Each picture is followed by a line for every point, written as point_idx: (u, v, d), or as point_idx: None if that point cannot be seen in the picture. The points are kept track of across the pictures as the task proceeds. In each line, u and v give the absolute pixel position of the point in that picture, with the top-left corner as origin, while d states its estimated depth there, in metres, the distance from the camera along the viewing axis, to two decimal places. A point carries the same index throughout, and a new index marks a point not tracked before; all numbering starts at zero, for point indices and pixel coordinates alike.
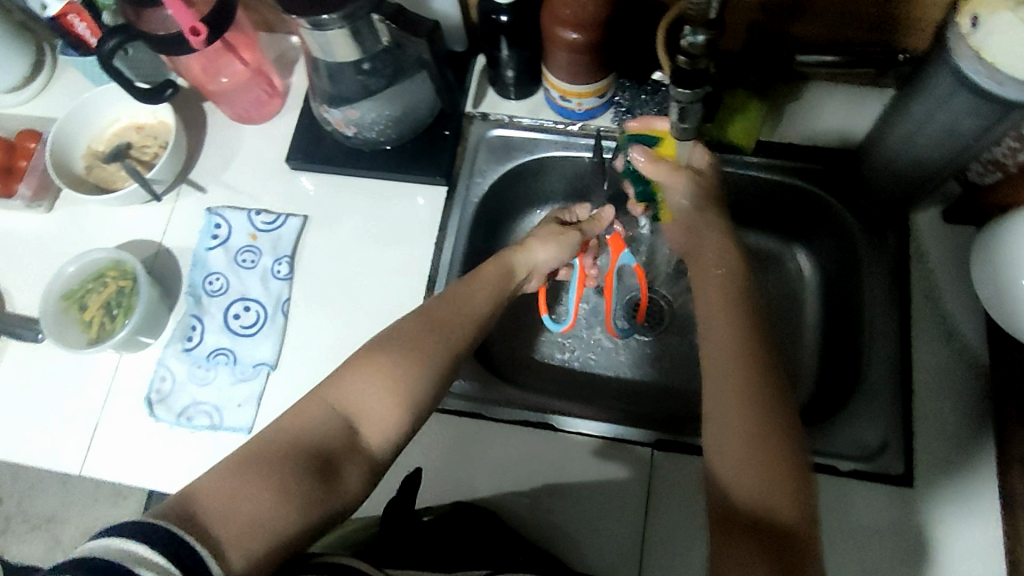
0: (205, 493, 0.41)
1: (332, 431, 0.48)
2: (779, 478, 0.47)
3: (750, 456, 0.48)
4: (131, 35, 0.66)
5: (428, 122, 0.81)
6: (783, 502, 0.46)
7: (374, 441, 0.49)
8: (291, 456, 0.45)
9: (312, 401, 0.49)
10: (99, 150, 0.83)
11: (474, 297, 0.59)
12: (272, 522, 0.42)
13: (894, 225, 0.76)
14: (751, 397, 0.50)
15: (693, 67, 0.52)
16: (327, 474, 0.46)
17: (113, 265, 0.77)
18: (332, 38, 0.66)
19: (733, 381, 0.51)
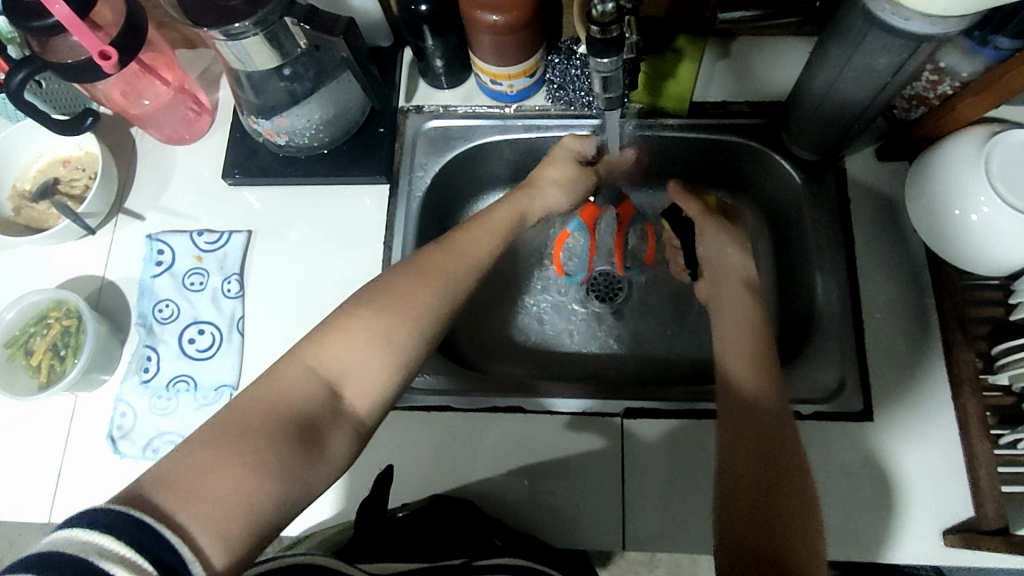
0: (176, 478, 0.40)
1: (314, 395, 0.47)
2: (773, 393, 0.61)
3: (752, 377, 0.62)
4: (37, 66, 0.64)
5: (361, 121, 0.80)
6: (775, 408, 0.59)
7: (359, 405, 0.49)
8: (270, 427, 0.44)
9: (293, 365, 0.48)
10: (25, 189, 0.80)
11: (473, 244, 0.61)
12: (251, 498, 0.41)
13: (830, 167, 0.79)
14: (760, 349, 0.65)
15: (606, 36, 0.51)
16: (315, 441, 0.45)
17: (55, 305, 0.75)
18: (248, 46, 0.64)
19: (747, 389, 0.61)
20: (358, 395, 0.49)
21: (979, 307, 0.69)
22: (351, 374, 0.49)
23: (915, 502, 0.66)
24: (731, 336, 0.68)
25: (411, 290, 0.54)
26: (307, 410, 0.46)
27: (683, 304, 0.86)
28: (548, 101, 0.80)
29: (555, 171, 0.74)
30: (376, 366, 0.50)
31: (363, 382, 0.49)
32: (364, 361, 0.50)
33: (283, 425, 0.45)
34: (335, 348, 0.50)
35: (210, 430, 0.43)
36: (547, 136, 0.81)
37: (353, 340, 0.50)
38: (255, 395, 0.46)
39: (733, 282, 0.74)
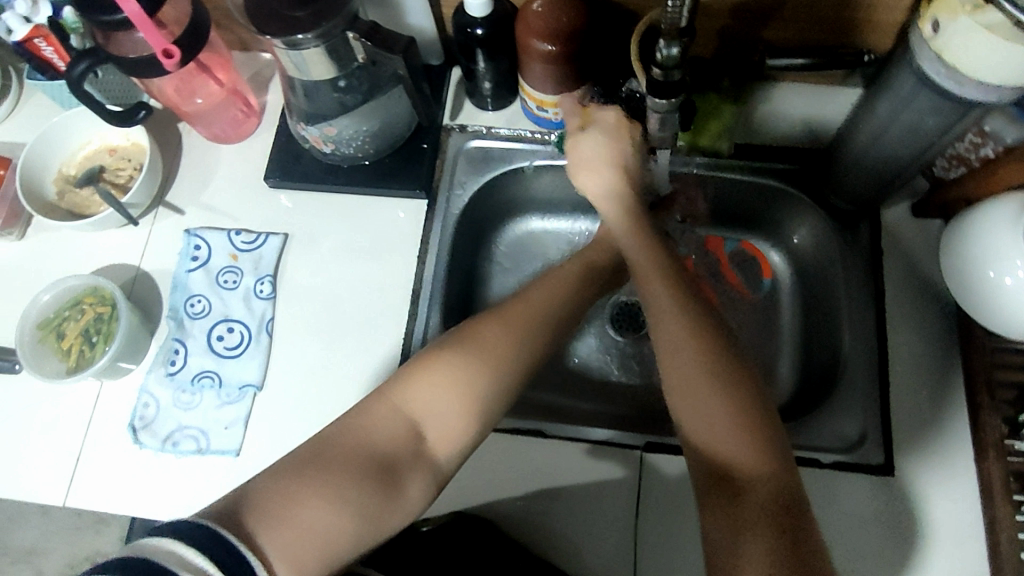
0: (257, 504, 0.46)
1: (401, 433, 0.53)
2: (748, 447, 0.51)
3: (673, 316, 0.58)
4: (100, 58, 0.66)
5: (406, 136, 0.81)
6: (768, 479, 0.50)
7: (439, 448, 0.54)
8: (350, 461, 0.50)
9: (381, 406, 0.53)
10: (70, 174, 0.81)
11: (542, 297, 0.63)
12: (330, 531, 0.47)
13: (867, 218, 0.79)
14: (723, 381, 0.53)
15: (667, 78, 0.54)
16: (392, 483, 0.51)
17: (90, 292, 0.76)
18: (308, 56, 0.66)
19: (671, 322, 0.57)
20: (439, 439, 0.54)
21: (1007, 371, 0.69)
22: (435, 418, 0.54)
23: (933, 562, 0.65)
24: (684, 359, 0.55)
25: (487, 336, 0.58)
26: (389, 451, 0.52)
27: None
28: None
29: None
30: (454, 412, 0.54)
31: (444, 428, 0.54)
32: (449, 408, 0.54)
33: (365, 466, 0.50)
34: (420, 390, 0.54)
35: (295, 462, 0.49)
36: None
37: (440, 382, 0.55)
38: (343, 432, 0.52)
39: (656, 291, 0.60)
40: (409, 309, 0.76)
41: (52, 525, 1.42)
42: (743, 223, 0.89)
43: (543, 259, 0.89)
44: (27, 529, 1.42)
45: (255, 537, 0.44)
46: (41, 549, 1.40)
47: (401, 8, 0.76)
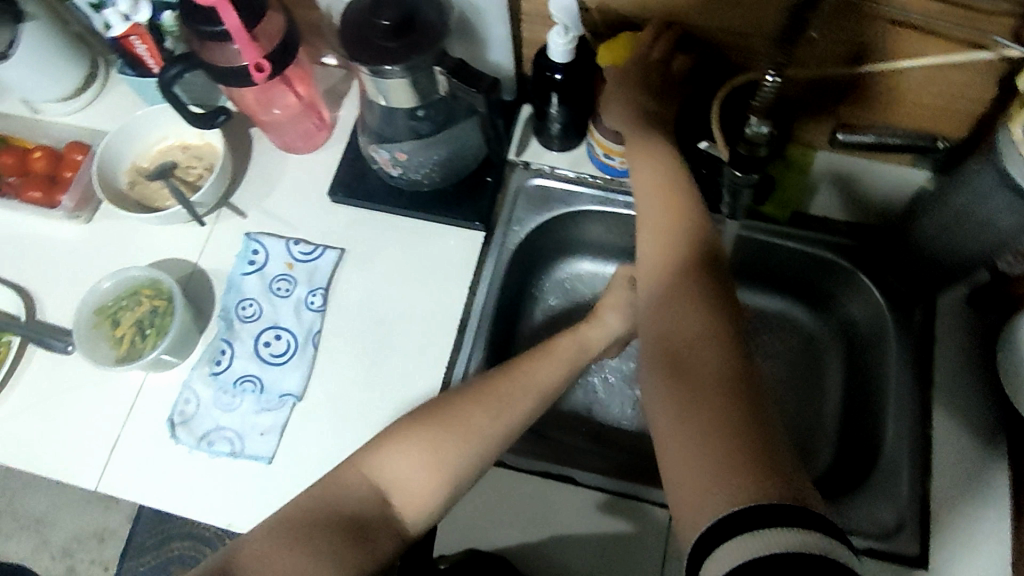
0: (248, 558, 0.50)
1: (370, 499, 0.53)
2: (696, 332, 0.53)
3: (653, 222, 0.63)
4: (192, 64, 0.69)
5: (472, 168, 0.82)
6: (705, 342, 0.52)
7: (408, 514, 0.53)
8: (319, 521, 0.52)
9: (350, 468, 0.54)
10: (143, 166, 0.84)
11: (535, 373, 0.62)
12: None
13: (924, 302, 0.77)
14: (688, 283, 0.57)
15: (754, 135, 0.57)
16: (363, 539, 0.51)
17: (149, 284, 0.77)
18: (392, 85, 0.67)
19: (653, 231, 0.63)
20: (407, 504, 0.53)
21: None
22: (400, 485, 0.54)
23: None
24: (657, 271, 0.60)
25: (469, 415, 0.57)
26: (358, 513, 0.52)
27: None
28: None
29: (612, 297, 0.71)
30: (427, 483, 0.54)
31: (414, 496, 0.54)
32: (416, 474, 0.54)
33: (342, 526, 0.51)
34: (390, 457, 0.54)
35: (276, 520, 0.52)
36: None
37: (406, 451, 0.55)
38: (322, 492, 0.53)
39: (645, 200, 0.65)
40: (454, 339, 0.76)
41: (63, 496, 1.43)
42: (789, 288, 0.89)
43: (588, 303, 0.89)
44: (37, 498, 1.44)
45: None
46: (49, 519, 1.42)
47: (484, 45, 0.78)
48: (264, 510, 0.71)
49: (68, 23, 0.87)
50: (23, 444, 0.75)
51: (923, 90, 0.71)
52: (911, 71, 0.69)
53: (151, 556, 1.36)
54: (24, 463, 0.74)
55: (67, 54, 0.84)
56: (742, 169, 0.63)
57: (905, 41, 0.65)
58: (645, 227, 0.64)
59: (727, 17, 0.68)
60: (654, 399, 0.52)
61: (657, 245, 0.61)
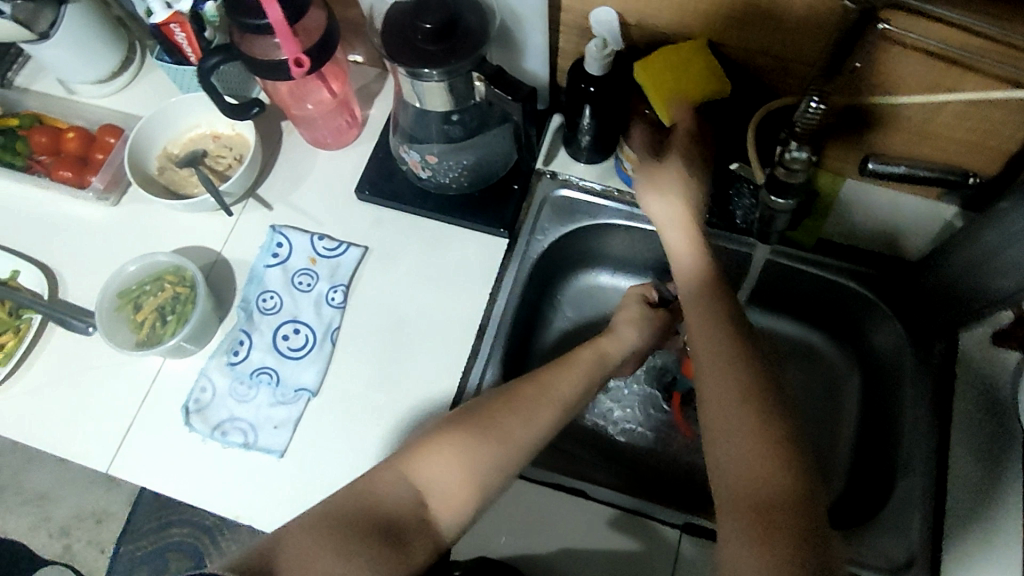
0: (288, 553, 0.48)
1: (406, 501, 0.53)
2: (776, 469, 0.49)
3: (707, 326, 0.58)
4: (232, 55, 0.70)
5: (501, 174, 0.82)
6: (782, 483, 0.48)
7: (442, 518, 0.54)
8: (356, 520, 0.51)
9: (392, 469, 0.54)
10: (173, 153, 0.84)
11: (561, 388, 0.61)
12: None
13: (946, 336, 0.76)
14: (756, 397, 0.52)
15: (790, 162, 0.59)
16: (397, 541, 0.51)
17: (173, 270, 0.78)
18: (429, 89, 0.68)
19: (706, 334, 0.58)
20: (442, 507, 0.54)
21: None
22: (439, 488, 0.54)
23: None
24: (715, 378, 0.54)
25: (499, 422, 0.58)
26: (396, 513, 0.52)
27: None
28: None
29: (629, 311, 0.73)
30: (461, 487, 0.55)
31: (449, 498, 0.54)
32: (452, 477, 0.55)
33: (378, 525, 0.51)
34: (431, 460, 0.55)
35: (313, 514, 0.51)
36: None
37: (448, 454, 0.55)
38: (360, 488, 0.53)
39: (693, 296, 0.61)
40: (472, 344, 0.76)
41: (66, 475, 1.44)
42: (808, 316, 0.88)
43: (606, 317, 0.89)
44: (40, 474, 1.44)
45: None
46: (50, 495, 1.43)
47: (521, 53, 0.78)
48: (274, 503, 0.71)
49: (109, 6, 0.88)
50: (39, 421, 0.75)
51: (959, 126, 0.70)
52: (951, 106, 0.68)
53: (149, 541, 1.36)
54: (38, 440, 0.75)
55: (106, 38, 0.85)
56: (783, 196, 0.62)
57: (947, 75, 0.65)
58: (696, 327, 0.59)
59: (769, 39, 0.67)
60: (727, 539, 0.48)
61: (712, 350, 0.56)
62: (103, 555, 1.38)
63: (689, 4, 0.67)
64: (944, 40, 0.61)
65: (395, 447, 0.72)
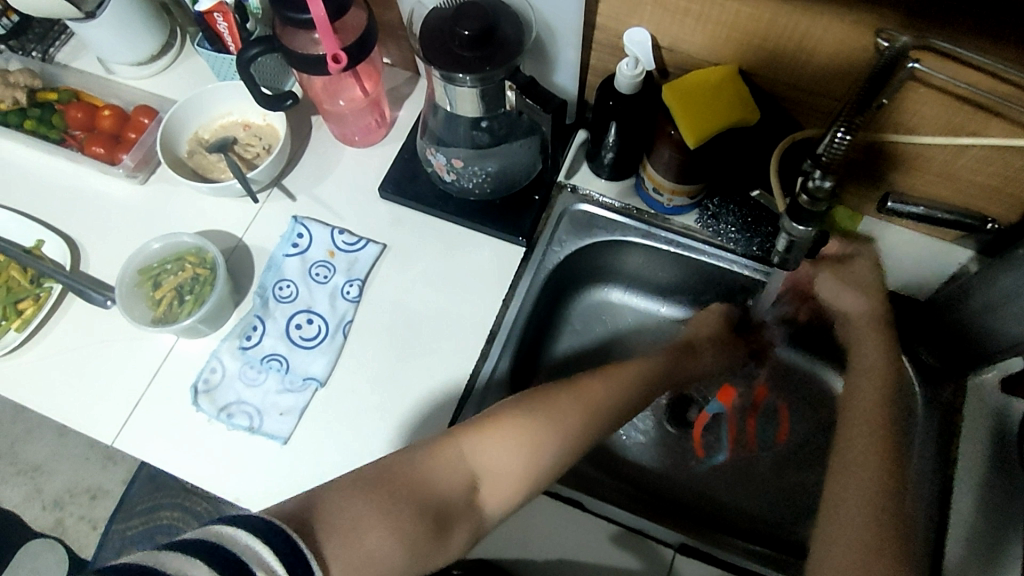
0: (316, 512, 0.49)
1: (457, 483, 0.57)
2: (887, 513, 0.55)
3: (872, 374, 0.64)
4: (273, 46, 0.71)
5: (523, 184, 0.83)
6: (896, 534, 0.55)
7: (490, 504, 0.58)
8: (413, 494, 0.54)
9: (452, 450, 0.58)
10: (204, 138, 0.86)
11: (621, 387, 0.68)
12: (386, 558, 0.50)
13: (955, 381, 0.78)
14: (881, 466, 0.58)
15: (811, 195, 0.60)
16: (440, 527, 0.54)
17: (194, 251, 0.79)
18: (461, 93, 0.69)
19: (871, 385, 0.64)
20: (491, 494, 0.58)
21: None
22: (494, 476, 0.58)
23: None
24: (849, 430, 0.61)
25: (563, 412, 0.63)
26: (445, 496, 0.55)
27: (758, 451, 0.84)
28: (696, 224, 0.83)
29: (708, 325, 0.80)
30: (514, 474, 0.59)
31: (498, 486, 0.58)
32: (508, 461, 0.59)
33: (422, 504, 0.54)
34: (488, 442, 0.59)
35: (363, 477, 0.54)
36: (684, 253, 0.83)
37: (506, 439, 0.59)
38: (408, 460, 0.56)
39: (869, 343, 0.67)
40: (481, 348, 0.77)
41: (65, 449, 1.45)
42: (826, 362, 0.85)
43: (615, 333, 0.90)
44: (40, 445, 1.45)
45: (315, 539, 0.47)
46: (47, 467, 1.43)
47: (553, 65, 0.79)
48: (272, 490, 0.71)
49: None
50: (49, 389, 0.77)
51: (981, 170, 0.71)
52: (975, 151, 0.69)
53: (140, 520, 1.36)
54: (47, 409, 0.76)
55: (149, 21, 0.87)
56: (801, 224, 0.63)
57: (974, 119, 0.66)
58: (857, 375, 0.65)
59: (801, 71, 0.68)
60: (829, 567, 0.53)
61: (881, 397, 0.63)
62: (94, 532, 1.38)
63: (723, 31, 0.68)
64: (975, 84, 0.62)
65: (398, 444, 0.73)
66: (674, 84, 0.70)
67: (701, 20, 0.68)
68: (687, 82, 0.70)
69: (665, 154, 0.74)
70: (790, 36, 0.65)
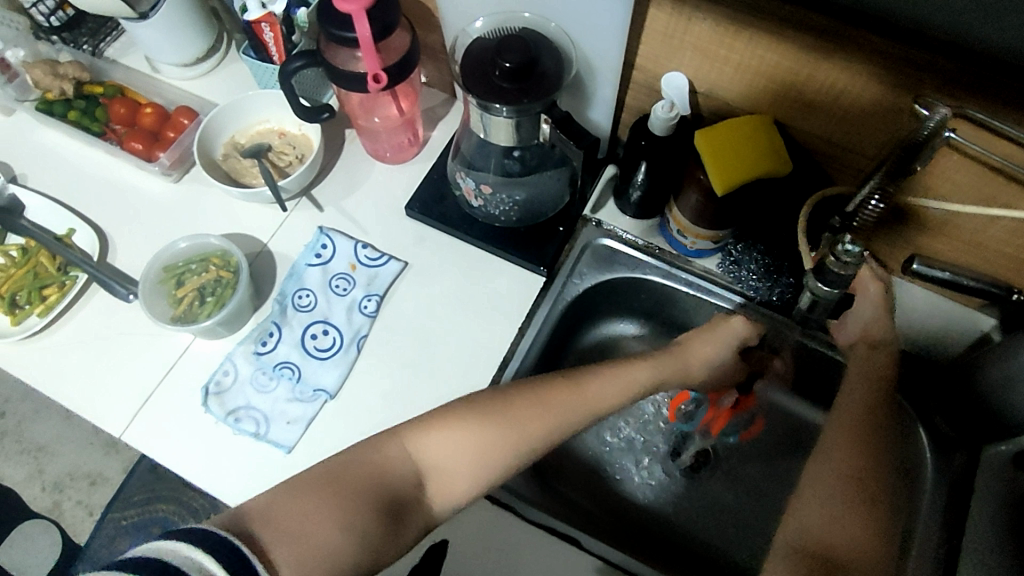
0: (270, 523, 0.50)
1: (407, 478, 0.57)
2: (853, 537, 0.55)
3: (857, 398, 0.62)
4: (316, 61, 0.73)
5: (548, 215, 0.84)
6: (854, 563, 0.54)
7: (438, 501, 0.58)
8: (362, 486, 0.55)
9: (396, 443, 0.58)
10: (240, 142, 0.88)
11: (603, 393, 0.65)
12: (330, 551, 0.50)
13: (968, 450, 0.76)
14: (852, 498, 0.57)
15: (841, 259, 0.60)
16: (393, 521, 0.54)
17: (220, 254, 0.80)
18: (496, 122, 0.70)
19: (854, 408, 0.61)
20: (439, 491, 0.58)
21: None
22: (440, 472, 0.58)
23: None
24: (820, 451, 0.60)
25: (520, 408, 0.61)
26: (394, 488, 0.56)
27: (763, 501, 0.82)
28: (717, 269, 0.83)
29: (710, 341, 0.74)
30: (463, 469, 0.58)
31: (446, 483, 0.58)
32: (457, 456, 0.58)
33: (373, 497, 0.54)
34: (438, 437, 0.59)
35: (316, 477, 0.54)
36: (704, 297, 0.83)
37: (455, 436, 0.59)
38: (366, 458, 0.56)
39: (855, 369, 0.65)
40: (493, 374, 0.77)
41: (70, 432, 1.46)
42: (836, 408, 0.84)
43: None
44: (46, 426, 1.47)
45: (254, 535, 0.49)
46: (50, 448, 1.45)
47: (588, 101, 0.80)
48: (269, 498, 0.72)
49: None
50: (64, 376, 0.77)
51: (1010, 241, 0.70)
52: (1006, 221, 0.68)
53: (136, 512, 1.36)
54: (60, 395, 0.77)
55: (200, 25, 0.89)
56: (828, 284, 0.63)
57: (1007, 190, 0.65)
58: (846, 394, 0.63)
59: (835, 127, 0.68)
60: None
61: (861, 419, 0.61)
62: (90, 518, 1.39)
63: (761, 81, 0.68)
64: (1008, 155, 0.61)
65: None
66: (706, 132, 0.70)
67: (740, 69, 0.68)
68: (719, 131, 0.70)
69: (694, 198, 0.74)
70: (828, 92, 0.65)
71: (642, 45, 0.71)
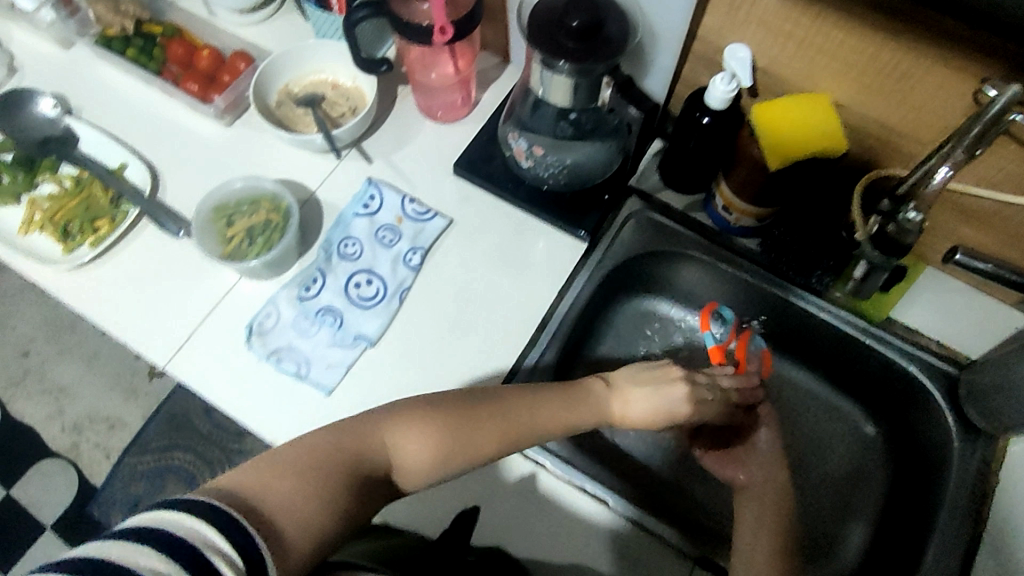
0: (259, 486, 0.48)
1: (381, 466, 0.57)
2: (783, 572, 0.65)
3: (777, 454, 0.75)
4: (381, 11, 0.73)
5: (596, 181, 0.83)
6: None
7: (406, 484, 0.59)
8: (339, 462, 0.54)
9: (368, 427, 0.57)
10: (293, 90, 0.88)
11: (575, 407, 0.66)
12: (311, 518, 0.49)
13: None
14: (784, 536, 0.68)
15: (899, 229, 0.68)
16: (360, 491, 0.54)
17: (270, 198, 0.81)
18: (556, 81, 0.71)
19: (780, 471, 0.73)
20: (404, 477, 0.59)
21: None
22: (404, 464, 0.58)
23: None
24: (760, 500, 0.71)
25: (490, 409, 0.62)
26: (364, 466, 0.55)
27: None
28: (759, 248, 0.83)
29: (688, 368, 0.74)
30: (428, 462, 0.59)
31: (411, 471, 0.58)
32: (422, 450, 0.58)
33: (346, 473, 0.53)
34: (404, 430, 0.58)
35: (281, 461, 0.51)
36: (743, 274, 0.83)
37: (421, 429, 0.59)
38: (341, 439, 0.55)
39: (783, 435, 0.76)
40: (530, 335, 0.78)
41: (91, 375, 1.48)
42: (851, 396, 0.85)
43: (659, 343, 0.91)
44: (67, 368, 1.48)
45: (252, 503, 0.47)
46: (72, 390, 1.47)
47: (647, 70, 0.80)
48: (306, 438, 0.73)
49: None
50: (111, 305, 0.79)
51: None
52: None
53: (150, 458, 1.38)
54: (108, 324, 0.78)
55: None
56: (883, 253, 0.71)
57: None
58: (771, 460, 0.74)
59: (894, 109, 0.69)
60: None
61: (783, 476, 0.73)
62: (106, 461, 1.41)
63: (824, 59, 0.68)
64: None
65: None
66: (763, 107, 0.71)
67: (804, 45, 0.68)
68: (775, 109, 0.71)
69: (742, 173, 0.75)
70: (891, 73, 0.65)
71: (708, 15, 0.72)
